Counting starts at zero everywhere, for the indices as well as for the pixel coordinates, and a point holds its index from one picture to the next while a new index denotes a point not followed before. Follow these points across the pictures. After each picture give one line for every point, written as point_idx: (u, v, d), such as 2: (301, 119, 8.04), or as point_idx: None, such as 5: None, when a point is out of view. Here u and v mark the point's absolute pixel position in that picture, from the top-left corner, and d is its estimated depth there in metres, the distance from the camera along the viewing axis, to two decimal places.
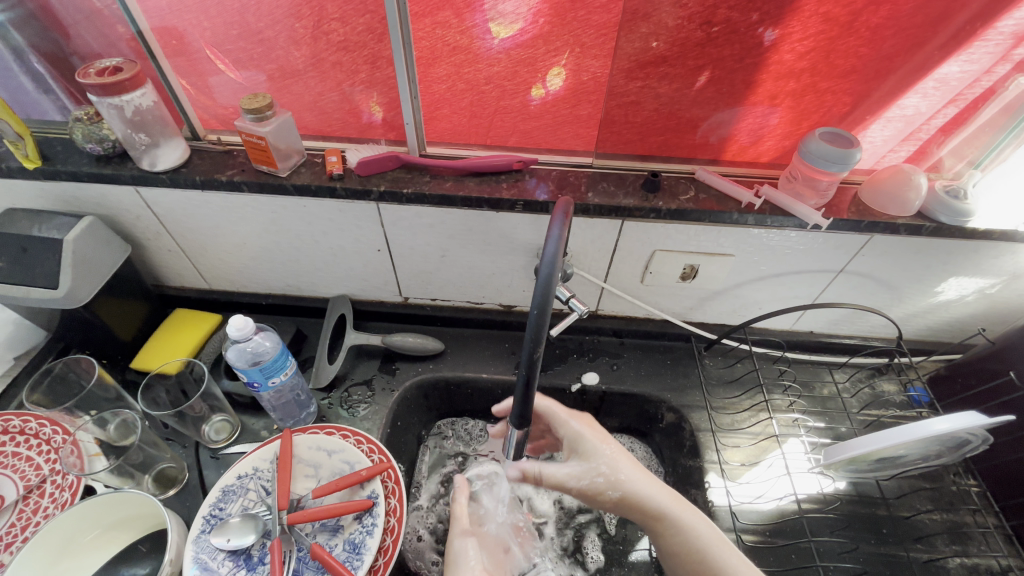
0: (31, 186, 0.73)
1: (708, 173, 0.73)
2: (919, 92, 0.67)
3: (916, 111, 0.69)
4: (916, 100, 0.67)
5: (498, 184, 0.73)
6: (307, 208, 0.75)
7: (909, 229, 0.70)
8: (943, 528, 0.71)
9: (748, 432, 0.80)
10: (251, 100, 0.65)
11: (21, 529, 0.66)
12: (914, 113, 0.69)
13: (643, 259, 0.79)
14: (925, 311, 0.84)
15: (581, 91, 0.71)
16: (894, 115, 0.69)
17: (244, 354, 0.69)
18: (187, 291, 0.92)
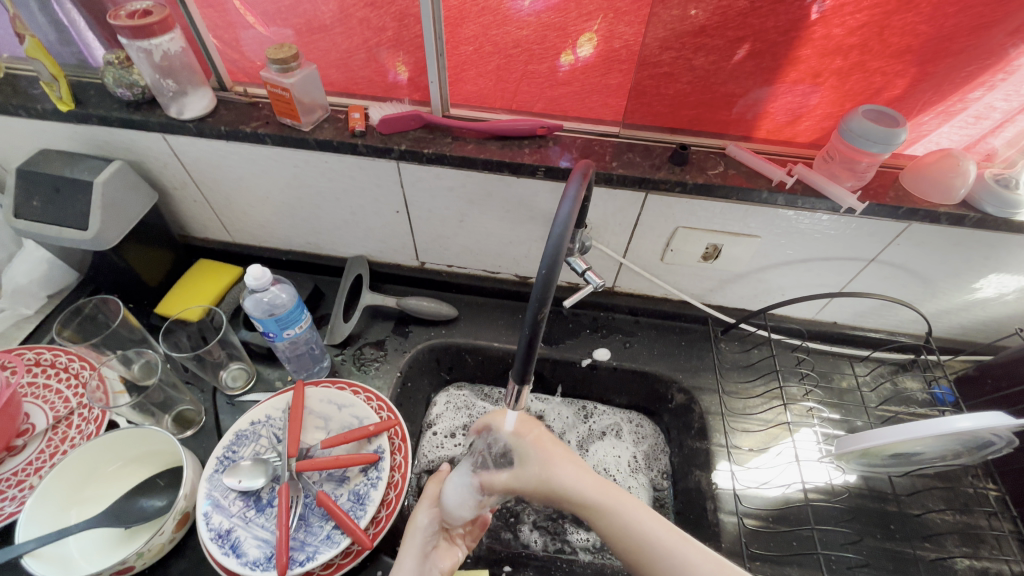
0: (65, 128, 0.75)
1: (740, 149, 0.71)
2: (987, 85, 0.62)
3: (985, 105, 0.64)
4: (983, 94, 0.63)
5: (520, 149, 0.71)
6: (328, 164, 0.75)
7: (951, 219, 0.66)
8: (955, 529, 0.69)
9: (759, 418, 0.79)
10: (277, 50, 0.65)
11: (50, 456, 0.69)
12: (982, 108, 0.65)
13: (665, 235, 0.77)
14: (959, 308, 0.80)
15: (612, 59, 0.68)
16: (959, 110, 0.65)
17: (261, 304, 0.70)
18: (210, 243, 0.94)
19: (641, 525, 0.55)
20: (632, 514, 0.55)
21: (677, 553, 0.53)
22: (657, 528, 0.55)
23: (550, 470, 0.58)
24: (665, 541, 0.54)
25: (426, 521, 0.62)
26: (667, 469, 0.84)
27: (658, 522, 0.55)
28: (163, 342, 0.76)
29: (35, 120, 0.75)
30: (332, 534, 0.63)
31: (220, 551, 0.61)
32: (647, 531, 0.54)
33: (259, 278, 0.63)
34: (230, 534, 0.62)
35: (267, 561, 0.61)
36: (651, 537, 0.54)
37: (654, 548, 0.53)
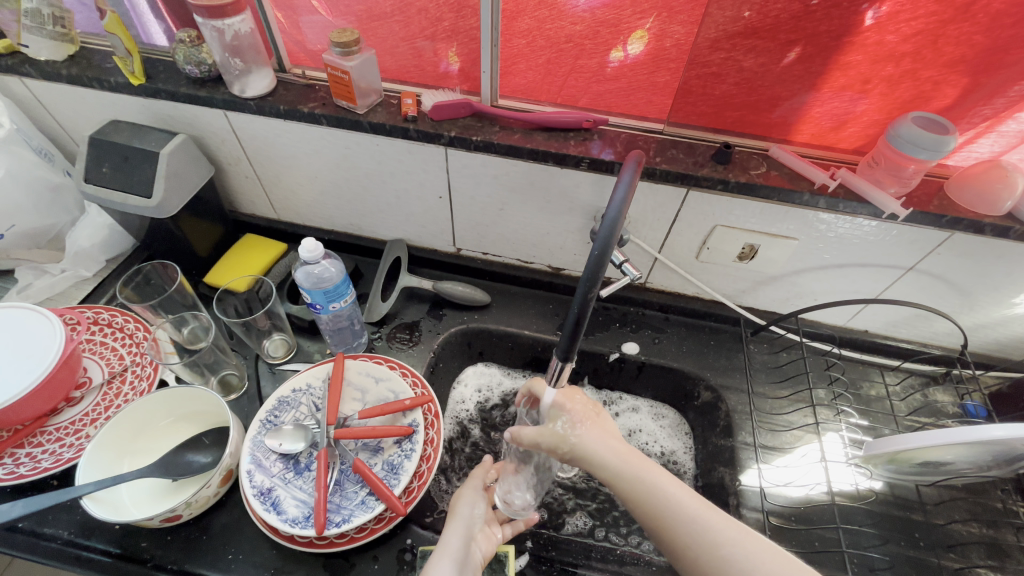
0: (134, 102, 0.79)
1: (783, 151, 0.71)
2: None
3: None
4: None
5: (566, 141, 0.73)
6: (378, 147, 0.78)
7: (996, 230, 0.66)
8: (980, 541, 0.69)
9: (785, 419, 0.80)
10: (340, 34, 0.68)
11: (104, 408, 0.73)
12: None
13: (702, 233, 0.78)
14: (996, 323, 0.80)
15: (661, 56, 0.70)
16: (1010, 130, 0.65)
17: (310, 277, 0.73)
18: (257, 219, 0.98)
19: (672, 495, 0.55)
20: (664, 485, 0.56)
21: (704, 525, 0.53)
22: (688, 499, 0.55)
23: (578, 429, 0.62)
24: (692, 510, 0.54)
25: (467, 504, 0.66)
26: (689, 465, 0.84)
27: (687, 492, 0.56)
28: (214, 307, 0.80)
29: (108, 93, 0.79)
30: (366, 499, 0.65)
31: (261, 507, 0.64)
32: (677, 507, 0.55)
33: (311, 251, 0.66)
34: (271, 492, 0.65)
35: (306, 520, 0.64)
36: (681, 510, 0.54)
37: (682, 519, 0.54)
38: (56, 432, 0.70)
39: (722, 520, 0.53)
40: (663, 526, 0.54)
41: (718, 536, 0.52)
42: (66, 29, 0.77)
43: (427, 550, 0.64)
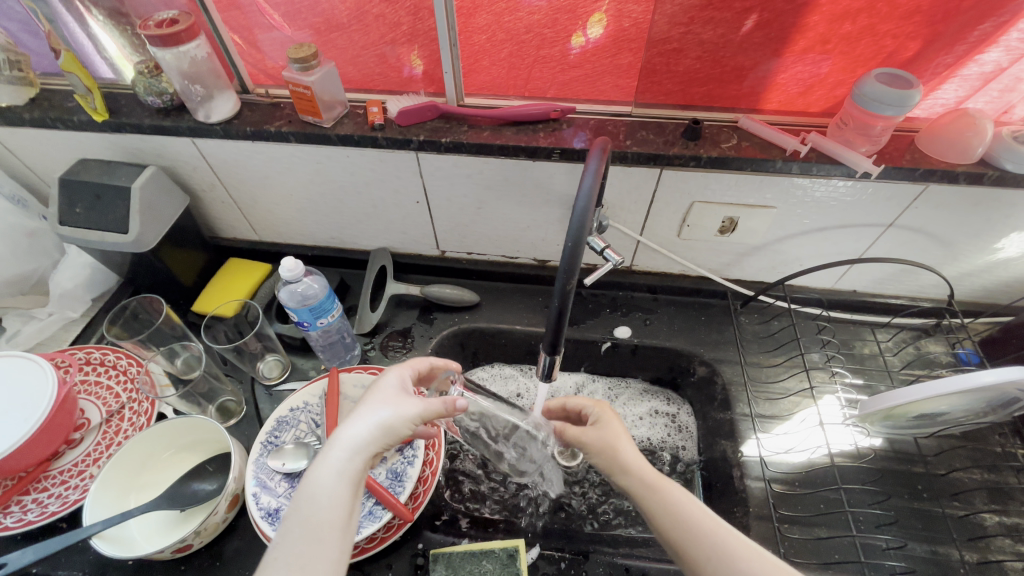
0: (100, 138, 0.79)
1: (752, 121, 0.71)
2: (1002, 45, 0.62)
3: (997, 67, 0.64)
4: (996, 55, 0.63)
5: (535, 133, 0.73)
6: (350, 158, 0.77)
7: (970, 177, 0.66)
8: (983, 486, 0.70)
9: (781, 387, 0.80)
10: (297, 49, 0.68)
11: (106, 447, 0.74)
12: (993, 69, 0.65)
13: (680, 211, 0.78)
14: (982, 269, 0.80)
15: (621, 38, 0.70)
16: (971, 73, 0.66)
17: (295, 295, 0.72)
18: (239, 242, 0.97)
19: (705, 521, 0.49)
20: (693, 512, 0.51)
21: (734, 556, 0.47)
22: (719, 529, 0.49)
23: (619, 441, 0.59)
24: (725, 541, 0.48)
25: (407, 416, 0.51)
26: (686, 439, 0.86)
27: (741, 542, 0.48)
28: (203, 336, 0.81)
29: (73, 132, 0.78)
30: (374, 509, 0.65)
31: (270, 527, 0.64)
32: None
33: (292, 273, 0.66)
34: (279, 513, 0.66)
35: None
36: (736, 553, 0.47)
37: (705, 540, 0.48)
38: (60, 476, 0.70)
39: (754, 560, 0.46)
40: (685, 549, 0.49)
41: (751, 566, 0.46)
42: (24, 72, 0.77)
43: (439, 553, 0.64)
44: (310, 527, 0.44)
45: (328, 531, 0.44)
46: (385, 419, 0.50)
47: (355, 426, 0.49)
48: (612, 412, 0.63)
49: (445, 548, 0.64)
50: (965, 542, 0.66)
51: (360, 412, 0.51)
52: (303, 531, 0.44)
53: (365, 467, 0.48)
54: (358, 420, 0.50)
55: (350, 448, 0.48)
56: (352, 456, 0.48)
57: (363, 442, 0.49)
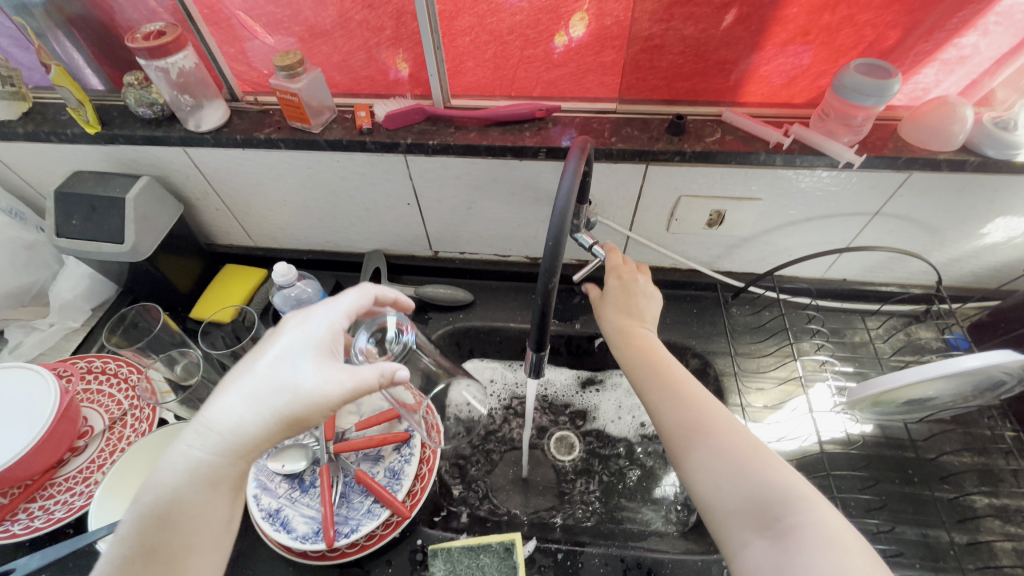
0: (93, 150, 0.80)
1: (736, 115, 0.72)
2: (980, 29, 0.63)
3: (975, 50, 0.65)
4: (974, 38, 0.64)
5: (521, 133, 0.73)
6: (340, 163, 0.78)
7: (952, 165, 0.67)
8: (972, 469, 0.71)
9: (773, 376, 0.82)
10: (283, 57, 0.68)
11: (110, 453, 0.75)
12: (971, 52, 0.65)
13: (668, 205, 0.79)
14: (970, 255, 0.80)
15: (603, 36, 0.70)
16: (950, 57, 0.66)
17: (289, 299, 0.72)
18: (234, 249, 0.98)
19: (696, 392, 0.62)
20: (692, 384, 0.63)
21: (705, 420, 0.58)
22: (706, 400, 0.61)
23: (644, 299, 0.73)
24: (709, 408, 0.59)
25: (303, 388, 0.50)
26: None
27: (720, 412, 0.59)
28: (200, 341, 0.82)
29: (66, 145, 0.79)
30: (372, 507, 0.67)
31: (271, 528, 0.65)
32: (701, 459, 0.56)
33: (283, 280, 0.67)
34: (279, 513, 0.67)
35: (316, 535, 0.65)
36: (708, 423, 0.58)
37: (688, 407, 0.60)
38: (66, 483, 0.72)
39: (724, 433, 0.57)
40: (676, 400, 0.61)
41: (722, 441, 0.56)
42: (16, 87, 0.78)
43: (438, 548, 0.65)
44: (162, 534, 0.46)
45: (182, 540, 0.47)
46: (274, 405, 0.50)
47: (233, 418, 0.50)
48: (643, 279, 0.75)
49: (444, 543, 0.66)
50: (955, 524, 0.67)
51: (243, 396, 0.51)
52: (154, 537, 0.46)
53: (229, 468, 0.50)
54: (240, 408, 0.50)
55: (218, 444, 0.50)
56: (217, 455, 0.49)
57: (235, 434, 0.50)
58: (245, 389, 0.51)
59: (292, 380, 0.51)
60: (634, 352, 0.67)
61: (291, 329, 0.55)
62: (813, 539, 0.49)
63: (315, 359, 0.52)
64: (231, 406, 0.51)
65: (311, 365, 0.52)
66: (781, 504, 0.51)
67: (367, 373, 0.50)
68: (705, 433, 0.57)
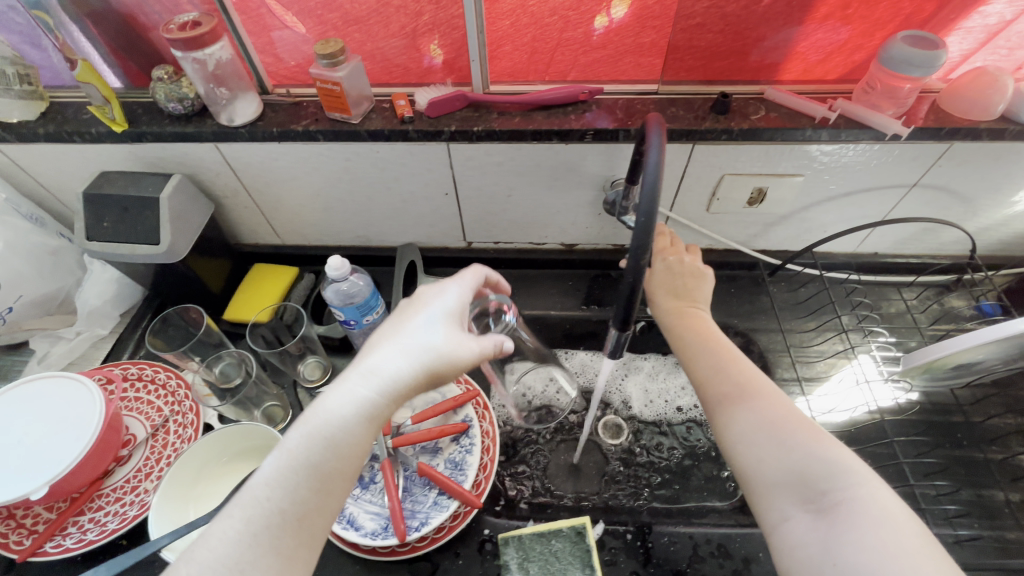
0: (119, 149, 0.77)
1: (779, 92, 0.72)
2: None
3: (1001, 19, 0.66)
4: (1000, 7, 0.65)
5: (566, 116, 0.73)
6: (379, 154, 0.76)
7: (993, 134, 0.68)
8: (1018, 430, 0.73)
9: (816, 351, 0.83)
10: (324, 45, 0.67)
11: (157, 461, 0.73)
12: (997, 22, 0.66)
13: (710, 184, 0.79)
14: (1000, 223, 0.82)
15: (644, 15, 0.70)
16: (975, 25, 0.67)
17: (340, 293, 0.72)
18: (262, 248, 0.96)
19: (745, 368, 0.59)
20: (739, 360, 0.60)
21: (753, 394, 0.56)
22: (752, 375, 0.58)
23: (698, 277, 0.71)
24: (754, 383, 0.57)
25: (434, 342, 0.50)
26: None
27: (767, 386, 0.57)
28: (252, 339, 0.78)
29: (90, 145, 0.76)
30: (439, 499, 0.66)
31: (338, 526, 0.64)
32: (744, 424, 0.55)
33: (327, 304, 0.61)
34: (344, 511, 0.66)
35: (385, 530, 0.64)
36: (756, 395, 0.56)
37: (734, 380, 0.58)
38: (114, 493, 0.70)
39: (770, 407, 0.54)
40: (718, 375, 0.59)
41: (769, 414, 0.54)
42: (34, 86, 0.74)
43: (509, 537, 0.65)
44: (315, 470, 0.46)
45: (337, 479, 0.46)
46: (424, 358, 0.50)
47: (392, 365, 0.49)
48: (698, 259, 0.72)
49: (514, 531, 0.65)
50: (1008, 483, 0.69)
51: (400, 347, 0.50)
52: (311, 473, 0.46)
53: (386, 410, 0.49)
54: (397, 356, 0.49)
55: (379, 386, 0.48)
56: (381, 398, 0.48)
57: (387, 375, 0.49)
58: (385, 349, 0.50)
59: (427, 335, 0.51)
60: (680, 325, 0.65)
61: (417, 298, 0.56)
62: (862, 519, 0.46)
63: (450, 321, 0.53)
64: (389, 353, 0.50)
65: (451, 326, 0.52)
66: (829, 479, 0.48)
67: (487, 341, 0.53)
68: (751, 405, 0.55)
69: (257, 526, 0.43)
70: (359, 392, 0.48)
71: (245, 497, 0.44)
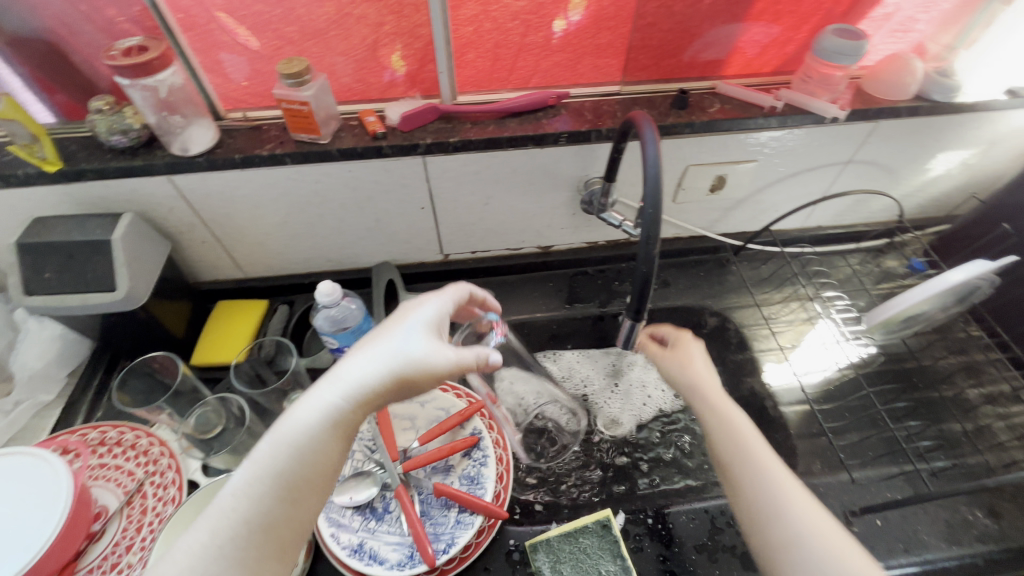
0: (52, 191, 0.69)
1: (729, 86, 0.78)
2: None
3: (895, 7, 0.75)
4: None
5: (538, 121, 0.74)
6: (352, 173, 0.74)
7: (910, 110, 0.77)
8: (961, 368, 0.83)
9: (785, 321, 0.89)
10: (287, 64, 0.64)
11: (136, 531, 0.65)
12: (894, 10, 0.75)
13: (676, 176, 0.83)
14: (919, 188, 0.93)
15: (600, 18, 0.73)
16: (877, 14, 0.76)
17: (330, 319, 0.69)
18: (223, 284, 0.90)
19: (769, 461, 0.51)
20: (748, 440, 0.53)
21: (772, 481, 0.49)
22: (775, 465, 0.51)
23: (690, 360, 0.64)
24: (766, 466, 0.51)
25: (415, 349, 0.49)
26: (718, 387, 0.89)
27: (773, 457, 0.52)
28: (235, 375, 0.72)
29: (17, 189, 0.68)
30: (461, 517, 0.65)
31: (362, 564, 0.61)
32: (758, 506, 0.49)
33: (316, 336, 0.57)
34: (364, 547, 0.63)
35: (411, 558, 0.62)
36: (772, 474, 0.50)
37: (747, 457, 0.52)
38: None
39: (802, 508, 0.48)
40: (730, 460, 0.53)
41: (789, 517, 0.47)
42: None
43: (537, 542, 0.64)
44: (282, 477, 0.43)
45: (306, 488, 0.44)
46: (397, 365, 0.48)
47: (359, 371, 0.47)
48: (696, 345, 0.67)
49: (540, 536, 0.65)
50: (962, 416, 0.77)
51: (370, 354, 0.48)
52: (278, 481, 0.43)
53: (352, 419, 0.47)
54: (367, 363, 0.47)
55: (346, 393, 0.46)
56: (347, 405, 0.46)
57: (361, 386, 0.47)
58: (357, 357, 0.48)
59: (411, 341, 0.50)
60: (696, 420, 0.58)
61: (400, 310, 0.54)
62: None
63: (428, 331, 0.51)
64: (359, 361, 0.48)
65: (430, 336, 0.51)
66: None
67: (470, 353, 0.52)
68: (776, 489, 0.49)
69: (216, 543, 0.40)
70: (321, 402, 0.46)
71: (208, 509, 0.41)
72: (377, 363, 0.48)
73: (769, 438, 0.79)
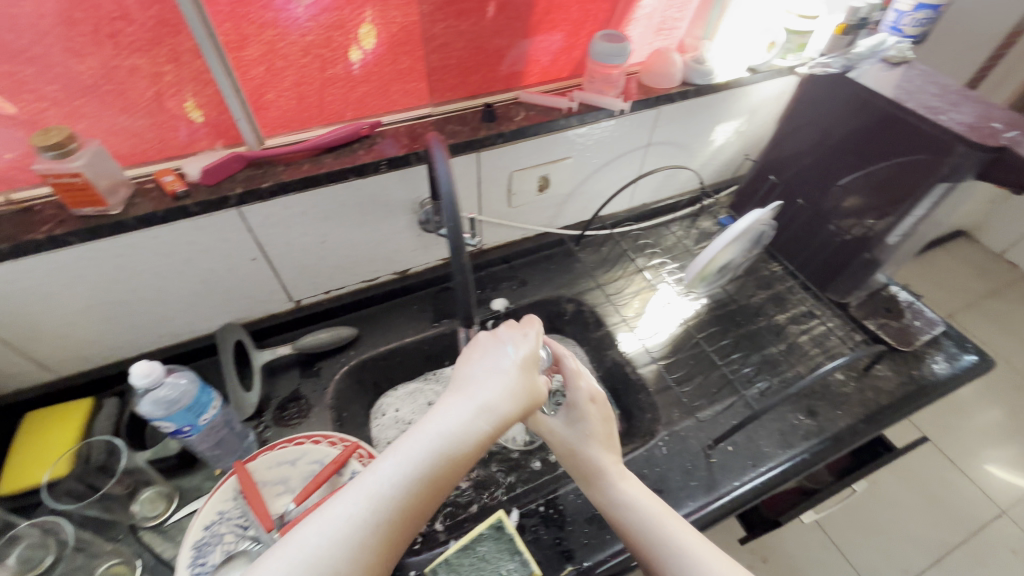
0: None
1: (528, 94, 0.86)
2: None
3: (650, 9, 0.87)
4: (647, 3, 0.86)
5: (355, 152, 0.74)
6: (160, 238, 0.68)
7: (682, 95, 0.90)
8: (771, 301, 0.98)
9: (631, 292, 0.99)
10: (44, 136, 0.57)
11: None
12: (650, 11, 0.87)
13: (505, 182, 0.89)
14: (711, 157, 1.10)
15: (394, 43, 0.74)
16: (640, 16, 0.87)
17: (160, 403, 0.61)
18: (30, 391, 0.77)
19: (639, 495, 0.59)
20: (620, 479, 0.61)
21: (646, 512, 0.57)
22: (651, 499, 0.59)
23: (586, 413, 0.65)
24: (644, 501, 0.59)
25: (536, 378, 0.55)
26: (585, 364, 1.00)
27: (651, 493, 0.60)
28: (57, 496, 0.63)
29: None
30: None
31: None
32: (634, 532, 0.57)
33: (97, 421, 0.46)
34: None
35: None
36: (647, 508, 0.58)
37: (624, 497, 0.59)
38: None
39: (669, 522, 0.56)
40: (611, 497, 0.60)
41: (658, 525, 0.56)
42: None
43: (436, 565, 0.64)
44: (428, 479, 0.46)
45: (428, 487, 0.46)
46: (503, 409, 0.51)
47: (495, 392, 0.52)
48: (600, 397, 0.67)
49: (439, 557, 0.65)
50: (778, 340, 0.92)
51: (480, 386, 0.53)
52: (423, 482, 0.46)
53: (483, 442, 0.50)
54: (492, 389, 0.52)
55: (490, 420, 0.50)
56: (490, 432, 0.50)
57: (502, 418, 0.51)
58: (479, 368, 0.55)
59: (504, 366, 0.55)
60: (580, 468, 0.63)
61: (496, 338, 0.59)
62: None
63: (523, 366, 0.55)
64: (492, 390, 0.52)
65: (527, 360, 0.56)
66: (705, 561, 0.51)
67: (541, 382, 0.56)
68: (649, 517, 0.57)
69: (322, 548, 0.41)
70: (465, 418, 0.50)
71: (357, 484, 0.45)
72: (492, 400, 0.51)
73: (636, 400, 0.88)
